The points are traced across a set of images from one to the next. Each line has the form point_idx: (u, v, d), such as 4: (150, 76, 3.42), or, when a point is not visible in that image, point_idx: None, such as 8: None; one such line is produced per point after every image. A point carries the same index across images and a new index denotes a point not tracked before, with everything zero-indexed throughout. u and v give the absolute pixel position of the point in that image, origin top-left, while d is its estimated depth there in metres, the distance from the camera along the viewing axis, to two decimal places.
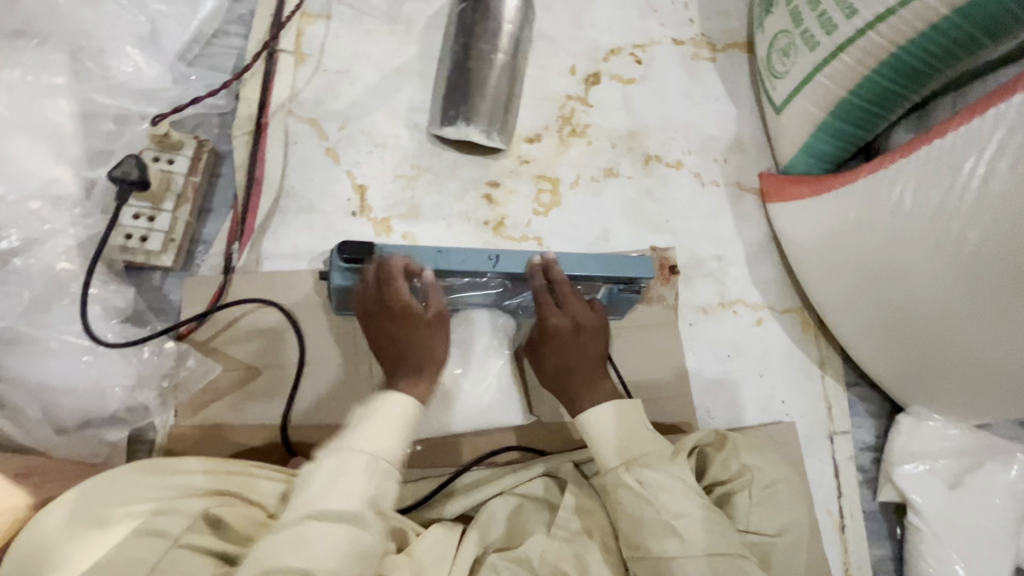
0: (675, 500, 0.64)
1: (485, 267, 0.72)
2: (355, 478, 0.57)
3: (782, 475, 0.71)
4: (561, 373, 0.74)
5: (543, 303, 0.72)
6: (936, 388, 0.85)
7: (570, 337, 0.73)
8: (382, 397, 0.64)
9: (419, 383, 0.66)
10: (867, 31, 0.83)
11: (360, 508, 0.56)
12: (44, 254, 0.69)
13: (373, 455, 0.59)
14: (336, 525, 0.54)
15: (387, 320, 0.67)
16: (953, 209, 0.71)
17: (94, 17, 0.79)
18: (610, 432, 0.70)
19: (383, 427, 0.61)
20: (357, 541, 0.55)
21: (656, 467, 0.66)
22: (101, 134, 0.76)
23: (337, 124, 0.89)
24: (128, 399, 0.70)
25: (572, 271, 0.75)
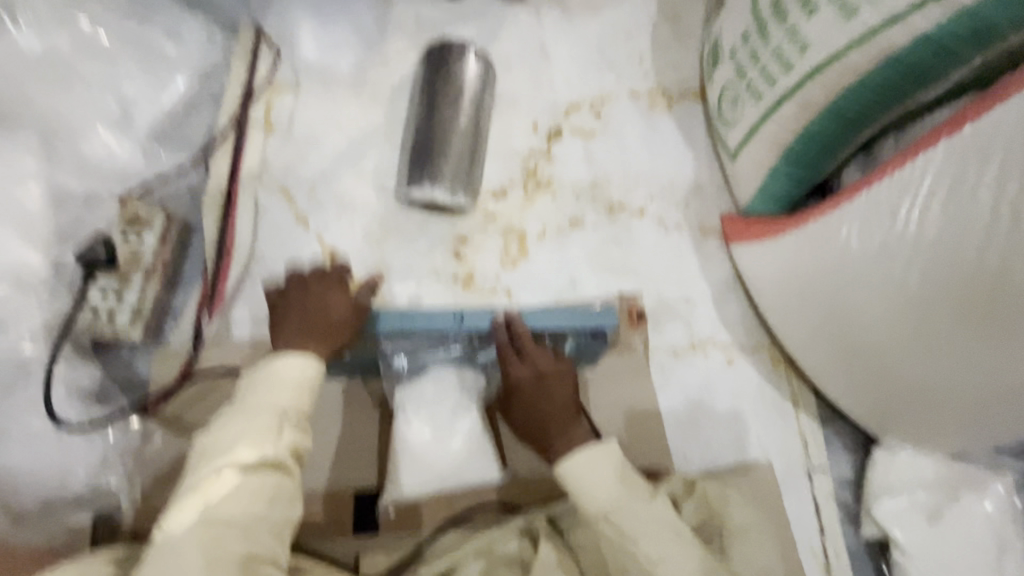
0: (655, 546, 0.64)
1: (449, 324, 0.75)
2: (269, 431, 0.57)
3: (751, 521, 0.76)
4: (533, 422, 0.73)
5: (505, 356, 0.74)
6: (903, 421, 0.87)
7: (535, 386, 0.73)
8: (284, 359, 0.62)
9: (309, 340, 0.65)
10: (805, 83, 0.89)
11: (280, 456, 0.56)
12: (8, 337, 0.67)
13: (281, 410, 0.59)
14: (258, 473, 0.55)
15: (316, 285, 0.71)
16: (895, 248, 0.75)
17: (65, 100, 0.81)
18: (591, 477, 0.67)
19: (285, 382, 0.60)
20: (280, 484, 0.56)
21: (635, 513, 0.66)
22: (71, 215, 0.77)
23: (306, 191, 0.92)
24: (92, 480, 0.70)
25: (535, 324, 0.80)
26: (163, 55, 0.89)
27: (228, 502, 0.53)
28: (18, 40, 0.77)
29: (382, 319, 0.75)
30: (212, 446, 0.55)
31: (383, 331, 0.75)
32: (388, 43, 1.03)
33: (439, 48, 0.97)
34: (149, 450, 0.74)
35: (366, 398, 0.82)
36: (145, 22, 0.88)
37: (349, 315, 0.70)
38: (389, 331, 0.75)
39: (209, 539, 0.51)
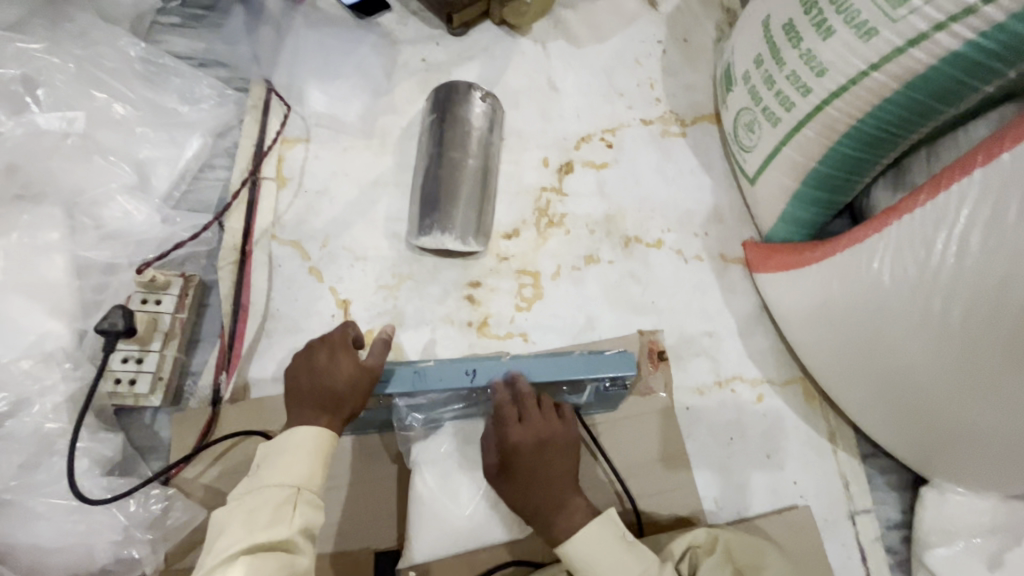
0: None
1: (463, 383, 0.73)
2: (280, 509, 0.56)
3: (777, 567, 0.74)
4: (528, 492, 0.71)
5: (505, 417, 0.72)
6: (952, 461, 0.81)
7: (533, 453, 0.72)
8: (291, 433, 0.61)
9: (322, 413, 0.64)
10: (824, 107, 0.85)
11: (290, 535, 0.55)
12: (33, 415, 0.71)
13: (291, 486, 0.58)
14: (268, 554, 0.53)
15: (320, 351, 0.68)
16: (931, 285, 0.70)
17: (85, 173, 0.84)
18: (599, 555, 0.67)
19: (289, 457, 0.59)
20: (291, 566, 0.53)
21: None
22: (92, 285, 0.80)
23: (319, 243, 0.92)
24: (116, 552, 0.69)
25: (556, 375, 0.75)
26: (180, 118, 0.92)
27: None
28: (40, 123, 0.84)
29: (393, 378, 0.73)
30: (226, 530, 0.55)
31: (393, 392, 0.72)
32: (395, 88, 1.04)
33: (445, 92, 0.97)
34: (171, 521, 0.72)
35: (383, 451, 0.80)
36: (158, 89, 0.92)
37: (356, 377, 0.66)
38: (400, 391, 0.73)
39: None
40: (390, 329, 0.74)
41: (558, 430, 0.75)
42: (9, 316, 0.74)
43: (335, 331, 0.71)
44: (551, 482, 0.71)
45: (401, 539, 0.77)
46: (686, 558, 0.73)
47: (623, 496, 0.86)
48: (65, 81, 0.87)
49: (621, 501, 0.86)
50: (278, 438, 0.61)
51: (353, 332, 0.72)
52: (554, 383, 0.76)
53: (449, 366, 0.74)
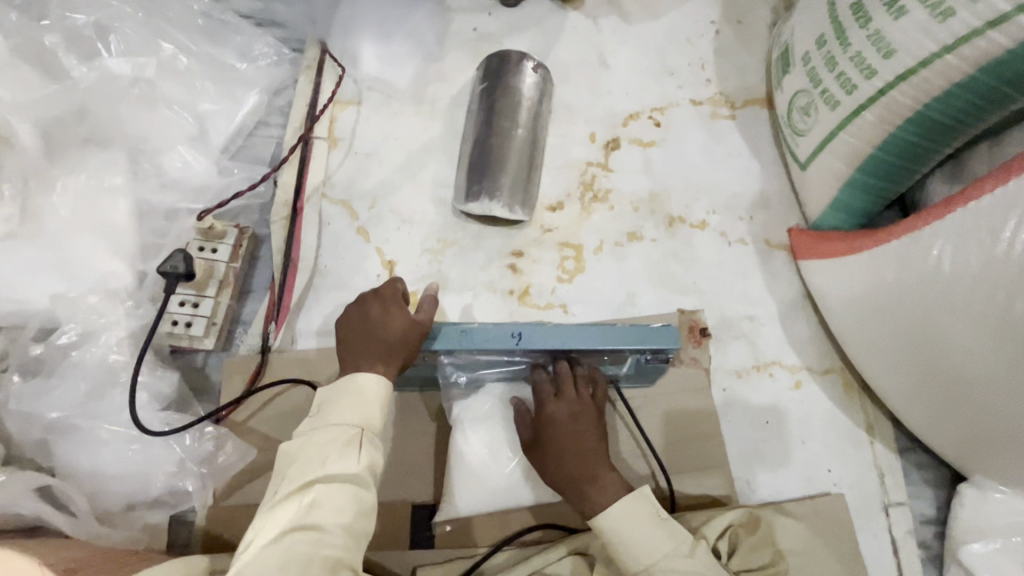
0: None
1: (509, 345, 0.72)
2: (348, 445, 0.58)
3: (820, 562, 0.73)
4: (558, 463, 0.72)
5: (543, 392, 0.75)
6: (998, 459, 0.79)
7: (568, 424, 0.73)
8: (351, 381, 0.63)
9: (378, 361, 0.65)
10: (888, 90, 0.83)
11: (360, 470, 0.57)
12: (99, 346, 0.74)
13: (354, 427, 0.59)
14: (339, 484, 0.55)
15: (373, 305, 0.70)
16: (995, 275, 0.68)
17: (150, 122, 0.86)
18: (630, 529, 0.67)
19: (350, 401, 0.61)
20: (361, 498, 0.56)
21: (678, 571, 0.65)
22: (152, 229, 0.82)
23: (367, 204, 0.93)
24: (171, 483, 0.72)
25: (603, 343, 0.74)
26: (239, 74, 0.94)
27: (318, 510, 0.54)
28: (111, 67, 0.86)
29: (439, 335, 0.72)
30: (297, 461, 0.57)
31: (441, 348, 0.72)
32: (447, 55, 1.04)
33: (498, 61, 0.97)
34: (221, 458, 0.75)
35: (424, 409, 0.82)
36: (220, 45, 0.93)
37: (409, 330, 0.68)
38: (447, 348, 0.72)
39: (299, 545, 0.52)
40: (433, 288, 0.74)
41: (593, 406, 0.76)
42: (78, 251, 0.77)
43: (386, 286, 0.71)
44: (585, 456, 0.72)
45: (438, 495, 0.79)
46: (725, 537, 0.73)
47: (657, 472, 0.87)
48: (134, 30, 0.89)
49: (655, 479, 0.86)
50: (340, 383, 0.63)
51: (399, 288, 0.72)
52: (599, 351, 0.75)
53: (495, 328, 0.73)
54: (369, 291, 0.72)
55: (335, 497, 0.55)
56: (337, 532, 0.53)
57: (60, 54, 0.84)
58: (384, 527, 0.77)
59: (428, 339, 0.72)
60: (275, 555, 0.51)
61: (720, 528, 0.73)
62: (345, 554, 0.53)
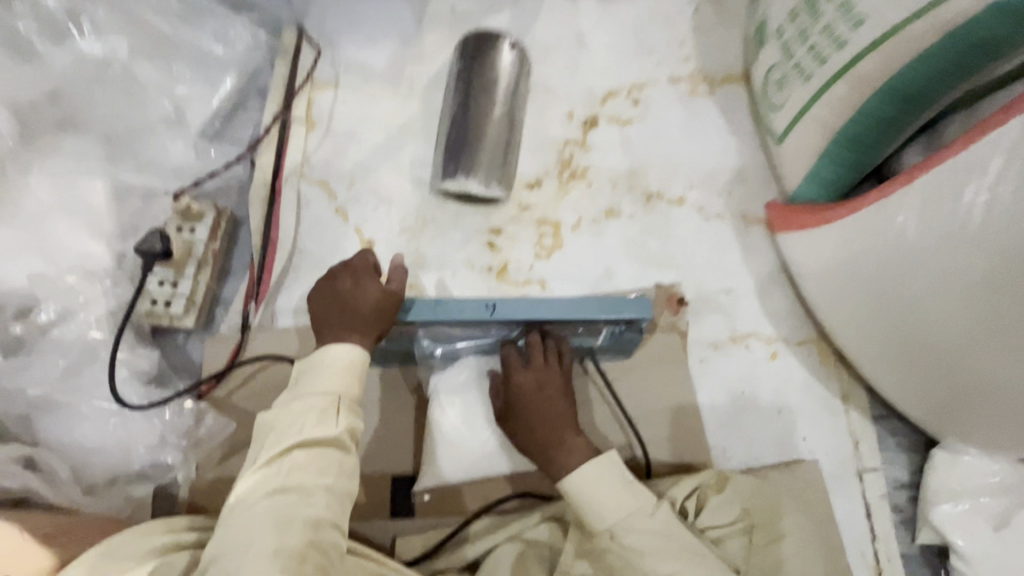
0: (664, 563, 0.65)
1: (483, 315, 0.73)
2: (326, 411, 0.59)
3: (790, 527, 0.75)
4: (529, 432, 0.73)
5: (511, 362, 0.77)
6: (965, 419, 0.81)
7: (534, 394, 0.74)
8: (326, 351, 0.64)
9: (352, 332, 0.66)
10: (858, 61, 0.83)
11: (338, 433, 0.58)
12: (77, 323, 0.75)
13: (332, 394, 0.61)
14: (317, 448, 0.57)
15: (344, 280, 0.71)
16: (958, 236, 0.70)
17: (125, 105, 0.87)
18: (596, 489, 0.69)
19: (327, 369, 0.62)
20: (340, 462, 0.58)
21: (641, 529, 0.67)
22: (130, 210, 0.83)
23: (345, 184, 0.94)
24: (153, 457, 0.74)
25: (576, 314, 0.75)
26: (215, 57, 0.94)
27: (297, 473, 0.56)
28: (84, 50, 0.86)
29: (413, 308, 0.73)
30: (276, 428, 0.59)
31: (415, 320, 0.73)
32: (424, 37, 1.04)
33: (474, 40, 0.97)
34: (203, 431, 0.77)
35: (403, 383, 0.83)
36: (194, 27, 0.93)
37: (381, 300, 0.69)
38: (421, 320, 0.73)
39: (278, 507, 0.53)
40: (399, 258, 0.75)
41: (560, 374, 0.78)
42: (55, 232, 0.78)
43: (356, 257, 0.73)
44: (552, 422, 0.74)
45: (416, 466, 0.80)
46: (693, 498, 0.77)
47: (633, 441, 0.89)
48: (107, 12, 0.88)
49: (631, 448, 0.88)
50: (316, 354, 0.64)
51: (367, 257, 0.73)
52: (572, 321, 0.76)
53: (469, 301, 0.74)
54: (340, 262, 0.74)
55: (318, 460, 0.57)
56: (320, 492, 0.55)
57: (33, 38, 0.84)
58: (361, 501, 0.79)
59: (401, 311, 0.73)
60: (254, 515, 0.53)
61: (687, 490, 0.77)
62: (327, 512, 0.55)
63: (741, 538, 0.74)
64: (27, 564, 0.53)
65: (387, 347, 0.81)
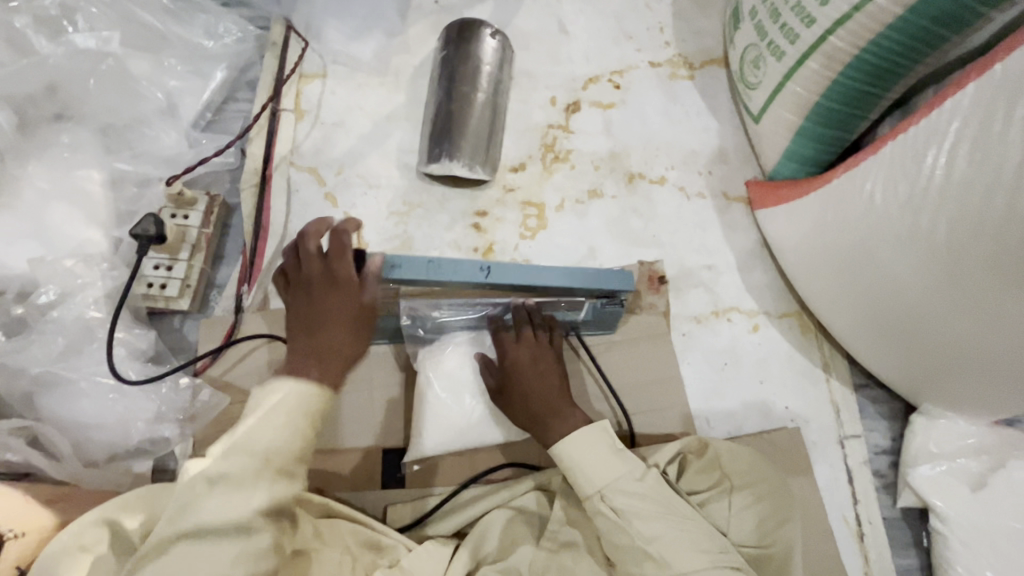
0: (650, 524, 0.67)
1: (477, 278, 0.72)
2: (240, 483, 0.54)
3: (767, 489, 0.76)
4: (524, 399, 0.77)
5: (503, 338, 0.80)
6: (939, 383, 0.83)
7: (528, 366, 0.78)
8: (263, 392, 0.59)
9: (313, 365, 0.62)
10: (828, 37, 0.84)
11: (250, 516, 0.54)
12: (76, 304, 0.78)
13: (253, 457, 0.55)
14: (221, 534, 0.53)
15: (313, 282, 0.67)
16: (921, 200, 0.72)
17: (118, 97, 0.90)
18: (586, 455, 0.72)
19: (253, 429, 0.56)
20: (248, 545, 0.53)
21: (628, 492, 0.70)
22: (126, 197, 0.86)
23: (334, 171, 0.97)
24: (150, 431, 0.77)
25: (572, 282, 0.76)
26: (205, 51, 0.97)
27: (190, 561, 0.51)
28: (78, 42, 0.88)
29: (405, 265, 0.71)
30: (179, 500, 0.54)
31: (408, 278, 0.71)
32: (409, 28, 1.07)
33: (457, 29, 1.00)
34: (198, 409, 0.79)
35: (392, 360, 0.86)
36: (184, 23, 0.96)
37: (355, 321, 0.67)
38: (413, 279, 0.71)
39: None
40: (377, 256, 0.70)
41: (550, 350, 0.81)
42: (54, 220, 0.81)
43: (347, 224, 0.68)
44: (547, 393, 0.77)
45: (407, 439, 0.83)
46: (674, 463, 0.80)
47: (618, 413, 0.91)
48: (100, 8, 0.91)
49: (617, 422, 0.90)
50: (254, 396, 0.59)
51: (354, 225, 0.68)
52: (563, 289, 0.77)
53: (463, 262, 0.73)
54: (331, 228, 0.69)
55: (216, 545, 0.52)
56: None
57: (29, 35, 0.87)
58: (353, 473, 0.82)
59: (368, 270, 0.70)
60: None
61: (671, 454, 0.79)
62: None
63: (721, 501, 0.76)
64: (31, 524, 0.58)
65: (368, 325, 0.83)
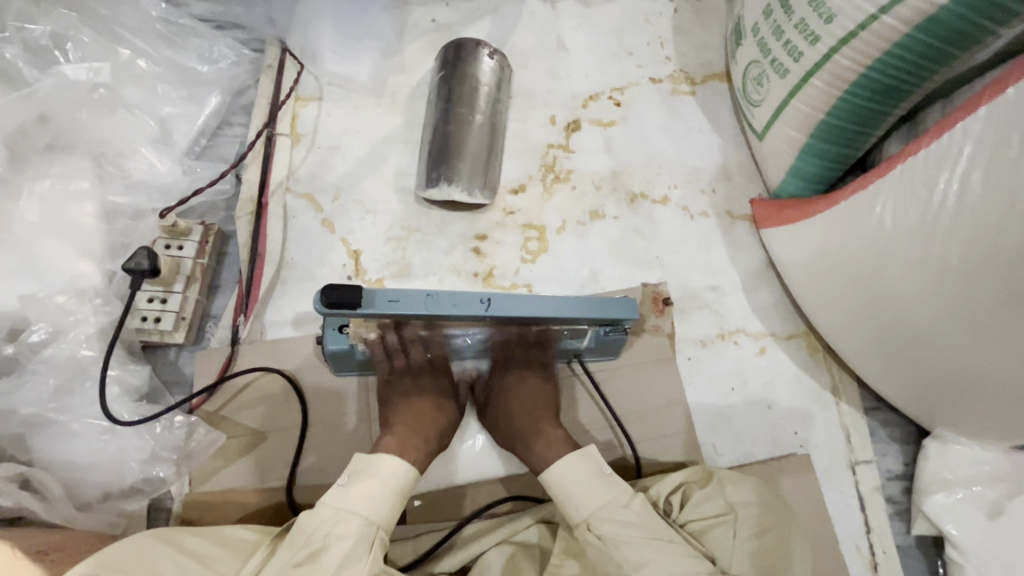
0: (635, 551, 0.66)
1: (478, 310, 0.70)
2: (361, 546, 0.64)
3: (768, 515, 0.74)
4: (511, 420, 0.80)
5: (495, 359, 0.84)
6: (953, 409, 0.81)
7: (516, 387, 0.81)
8: (375, 463, 0.69)
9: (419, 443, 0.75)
10: (832, 56, 0.82)
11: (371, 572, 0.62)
12: (67, 342, 0.77)
13: (370, 522, 0.65)
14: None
15: (405, 380, 0.80)
16: (933, 225, 0.70)
17: (110, 125, 0.88)
18: (572, 482, 0.71)
19: (371, 497, 0.66)
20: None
21: (614, 519, 0.69)
22: (119, 229, 0.85)
23: (330, 196, 0.95)
24: (144, 471, 0.76)
25: (576, 312, 0.74)
26: (199, 76, 0.95)
27: None
28: (68, 74, 0.88)
29: (405, 299, 0.68)
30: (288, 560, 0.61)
31: (406, 312, 0.68)
32: (406, 48, 1.05)
33: (454, 49, 0.98)
34: (194, 444, 0.78)
35: None
36: (179, 48, 0.95)
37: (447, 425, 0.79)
38: (412, 312, 0.68)
39: None
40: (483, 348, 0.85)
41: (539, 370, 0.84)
42: (44, 254, 0.80)
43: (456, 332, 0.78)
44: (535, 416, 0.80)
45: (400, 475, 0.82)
46: (677, 492, 0.79)
47: (623, 441, 0.89)
48: (92, 37, 0.90)
49: (621, 448, 0.89)
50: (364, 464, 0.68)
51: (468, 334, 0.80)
52: (570, 317, 0.75)
53: (463, 292, 0.71)
54: (344, 291, 0.64)
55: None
56: None
57: (20, 66, 0.86)
58: None
59: (361, 305, 0.65)
60: None
61: (672, 485, 0.79)
62: None
63: (723, 532, 0.73)
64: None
65: (347, 357, 0.79)
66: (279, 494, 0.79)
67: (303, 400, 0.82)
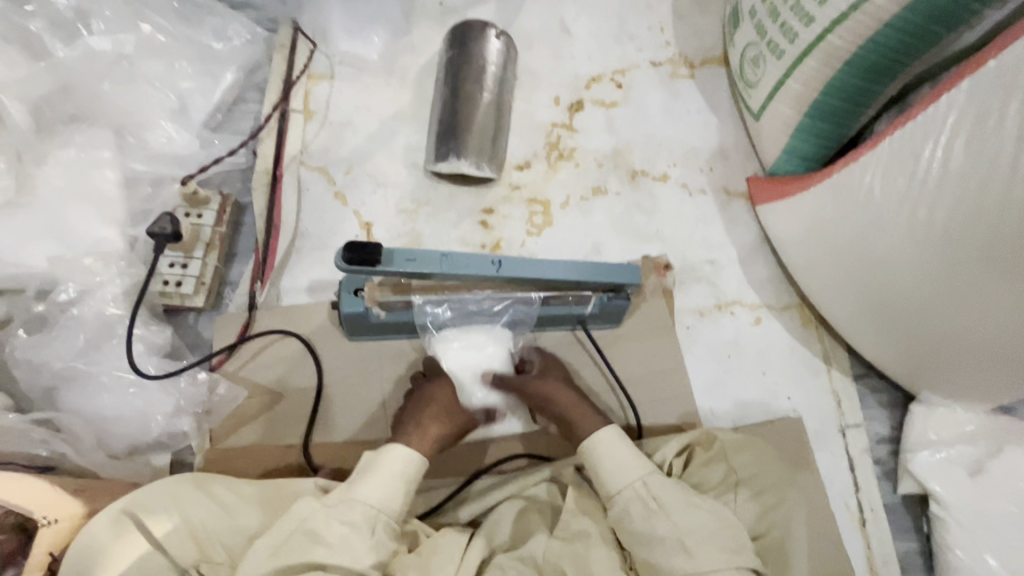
0: (686, 517, 0.69)
1: (489, 271, 0.73)
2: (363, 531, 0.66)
3: (771, 481, 0.77)
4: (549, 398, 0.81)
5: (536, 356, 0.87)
6: (936, 371, 0.85)
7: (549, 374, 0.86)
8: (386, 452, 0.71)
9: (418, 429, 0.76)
10: (826, 36, 0.86)
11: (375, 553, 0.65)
12: (95, 300, 0.80)
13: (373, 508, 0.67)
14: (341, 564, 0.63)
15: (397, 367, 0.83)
16: (919, 191, 0.74)
17: (130, 97, 0.91)
18: (614, 453, 0.75)
19: (382, 484, 0.69)
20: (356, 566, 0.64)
21: (662, 486, 0.72)
22: (140, 196, 0.89)
23: (342, 169, 0.98)
24: (168, 425, 0.79)
25: (578, 276, 0.77)
26: (214, 53, 0.98)
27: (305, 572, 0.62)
28: (92, 44, 0.90)
29: (420, 258, 0.72)
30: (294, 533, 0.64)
31: (421, 271, 0.71)
32: (414, 29, 1.08)
33: (461, 30, 1.01)
34: (217, 398, 0.82)
35: (411, 352, 0.87)
36: (195, 25, 0.98)
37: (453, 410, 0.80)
38: (427, 272, 0.72)
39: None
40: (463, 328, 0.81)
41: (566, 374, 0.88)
42: (70, 219, 0.83)
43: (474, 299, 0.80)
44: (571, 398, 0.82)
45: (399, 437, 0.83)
46: (682, 455, 0.82)
47: (626, 408, 0.93)
48: (114, 11, 0.92)
49: (625, 415, 0.93)
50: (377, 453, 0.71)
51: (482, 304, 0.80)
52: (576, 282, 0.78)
53: (475, 254, 0.74)
54: (364, 247, 0.69)
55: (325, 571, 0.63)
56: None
57: (44, 38, 0.89)
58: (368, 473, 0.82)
59: (381, 262, 0.69)
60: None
61: (676, 448, 0.81)
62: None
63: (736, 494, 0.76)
64: (64, 509, 0.63)
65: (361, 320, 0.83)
66: (296, 453, 0.82)
67: (319, 362, 0.85)
